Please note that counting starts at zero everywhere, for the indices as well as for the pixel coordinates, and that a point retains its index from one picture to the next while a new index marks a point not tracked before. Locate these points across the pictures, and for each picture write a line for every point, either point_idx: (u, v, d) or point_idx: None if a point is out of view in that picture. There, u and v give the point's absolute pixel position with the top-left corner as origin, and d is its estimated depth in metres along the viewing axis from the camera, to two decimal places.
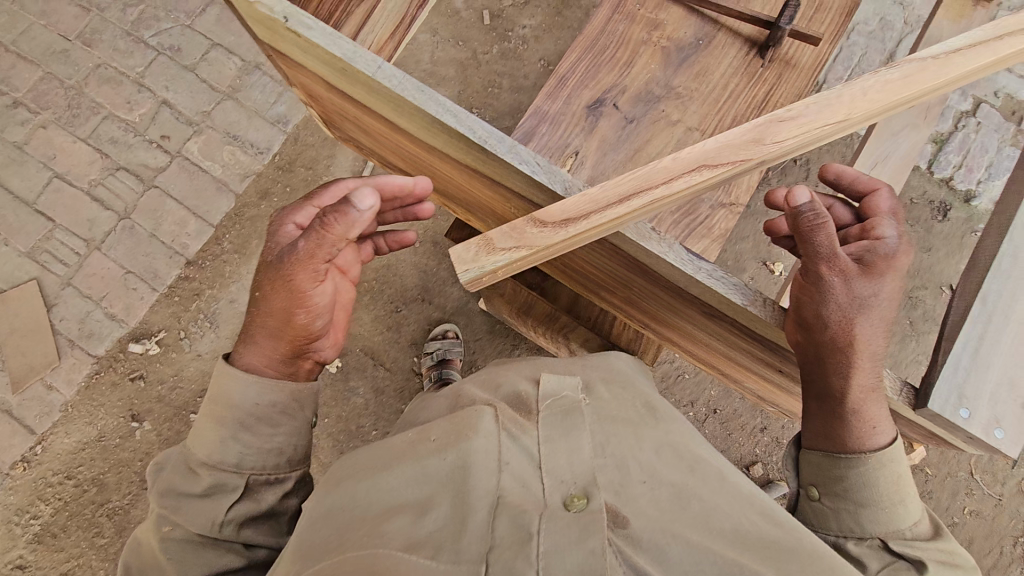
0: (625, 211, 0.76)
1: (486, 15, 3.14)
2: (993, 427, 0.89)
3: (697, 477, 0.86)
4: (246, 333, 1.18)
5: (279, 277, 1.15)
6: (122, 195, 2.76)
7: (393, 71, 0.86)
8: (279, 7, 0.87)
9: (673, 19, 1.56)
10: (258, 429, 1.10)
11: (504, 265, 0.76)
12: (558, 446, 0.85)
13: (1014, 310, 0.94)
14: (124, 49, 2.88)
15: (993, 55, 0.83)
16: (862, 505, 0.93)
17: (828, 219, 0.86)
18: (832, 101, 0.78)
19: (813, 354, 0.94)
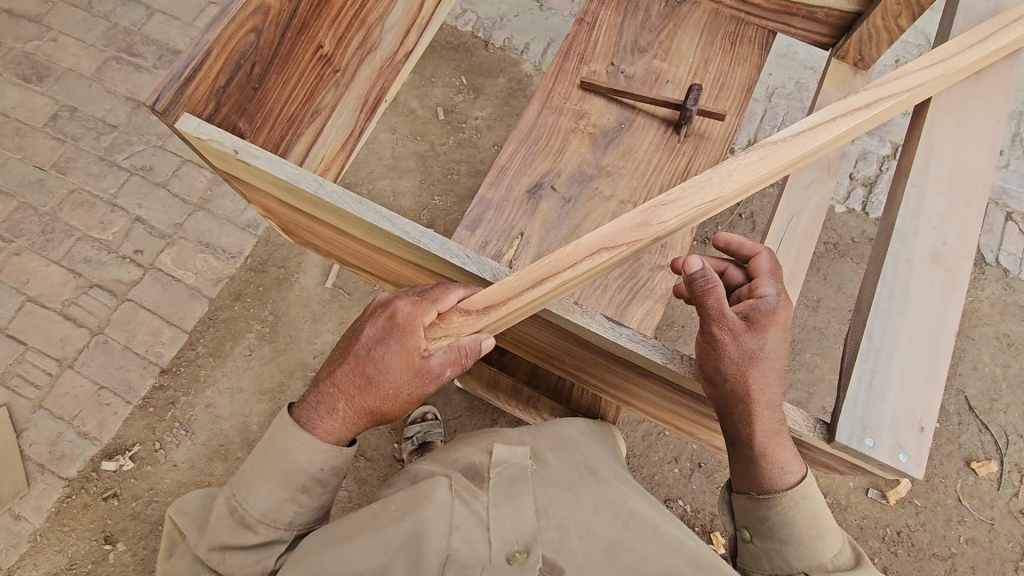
0: (536, 296, 0.90)
1: (441, 111, 3.40)
2: (897, 452, 0.97)
3: (630, 530, 0.98)
4: (324, 391, 1.04)
5: (402, 386, 0.99)
6: (96, 311, 2.80)
7: (333, 188, 0.98)
8: (229, 141, 1.00)
9: (596, 108, 1.75)
10: (313, 490, 1.05)
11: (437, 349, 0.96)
12: (504, 510, 0.98)
13: (898, 342, 1.04)
14: (98, 174, 3.04)
15: (826, 135, 1.06)
16: (785, 543, 1.01)
17: (717, 283, 0.97)
18: (702, 184, 0.99)
19: (721, 404, 1.00)
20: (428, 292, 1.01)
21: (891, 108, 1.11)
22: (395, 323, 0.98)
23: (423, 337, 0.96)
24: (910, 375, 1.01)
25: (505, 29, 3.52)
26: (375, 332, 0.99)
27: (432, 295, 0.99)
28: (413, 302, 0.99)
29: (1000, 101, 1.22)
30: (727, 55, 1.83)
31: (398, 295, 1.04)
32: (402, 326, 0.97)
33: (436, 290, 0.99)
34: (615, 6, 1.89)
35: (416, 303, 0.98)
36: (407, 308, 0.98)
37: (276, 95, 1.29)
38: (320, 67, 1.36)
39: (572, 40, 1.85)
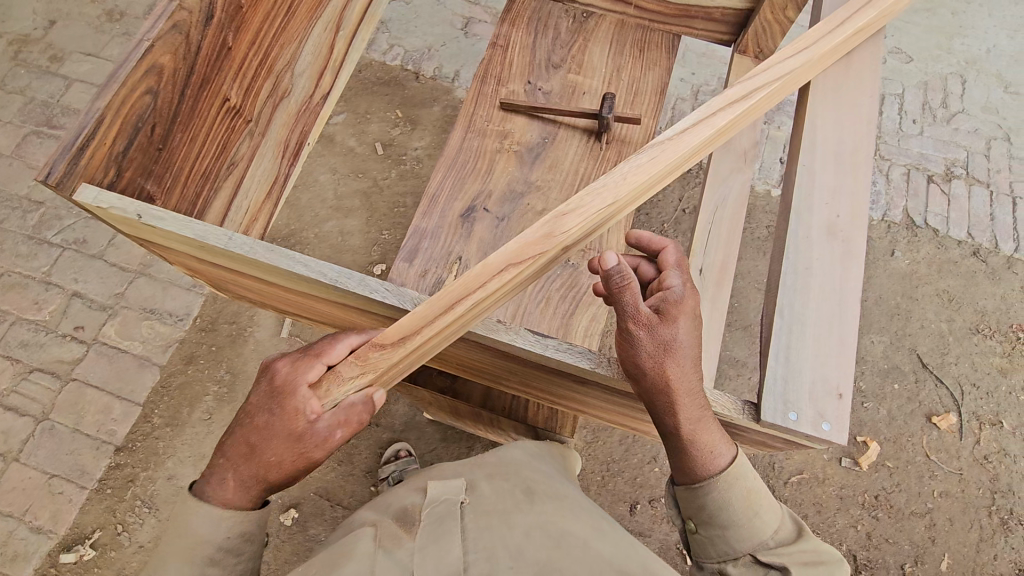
0: (446, 321, 0.92)
1: (379, 146, 3.42)
2: (819, 422, 1.02)
3: (561, 550, 0.97)
4: (217, 461, 1.01)
5: (294, 448, 0.97)
6: (39, 396, 2.67)
7: (243, 240, 0.97)
8: (131, 206, 0.98)
9: (519, 126, 1.79)
10: (224, 561, 1.01)
11: (354, 390, 0.96)
12: (428, 552, 0.97)
13: (807, 315, 1.08)
14: (27, 253, 2.93)
15: (713, 128, 1.11)
16: (726, 527, 1.03)
17: (631, 280, 0.98)
18: (602, 189, 1.02)
19: (646, 398, 1.03)
20: (310, 349, 1.01)
21: (760, 99, 1.17)
22: (281, 382, 0.97)
23: (305, 396, 0.95)
24: (822, 344, 1.06)
25: (433, 59, 3.58)
26: (261, 395, 0.99)
27: (313, 350, 1.00)
28: (295, 362, 0.98)
29: (870, 79, 1.31)
30: (637, 61, 1.91)
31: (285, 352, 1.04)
32: (284, 385, 0.97)
33: (317, 346, 1.00)
34: (525, 27, 1.95)
35: (298, 360, 0.99)
36: (288, 367, 0.98)
37: (185, 153, 1.27)
38: (231, 120, 1.36)
39: (488, 63, 1.90)
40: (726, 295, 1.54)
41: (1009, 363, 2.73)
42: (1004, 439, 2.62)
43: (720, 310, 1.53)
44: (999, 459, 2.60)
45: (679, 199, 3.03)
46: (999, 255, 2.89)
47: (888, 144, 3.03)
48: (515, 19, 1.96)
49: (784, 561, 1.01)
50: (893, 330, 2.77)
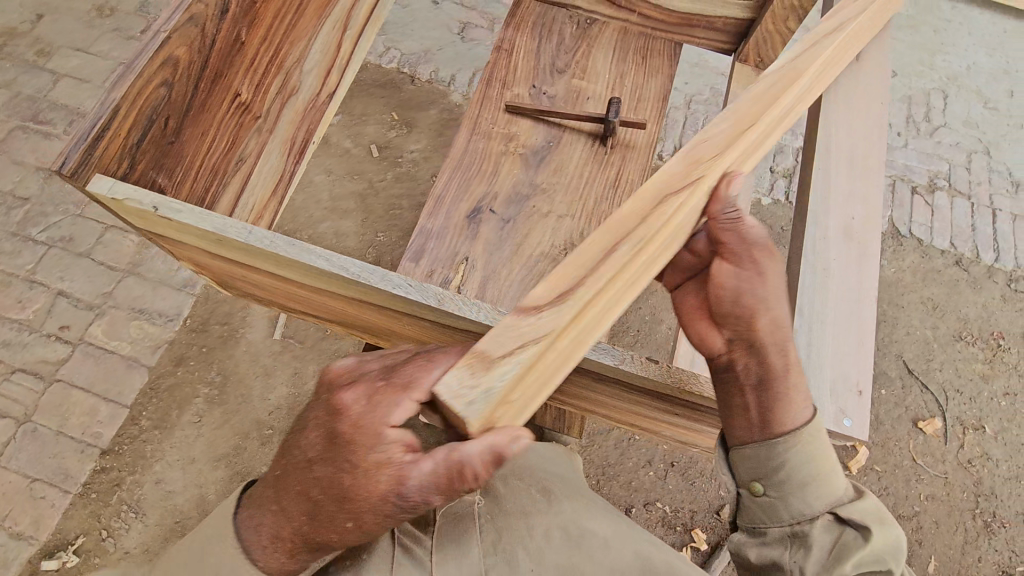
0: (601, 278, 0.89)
1: (375, 148, 3.41)
2: (841, 418, 1.05)
3: (580, 553, 1.02)
4: (262, 492, 0.93)
5: (351, 515, 0.84)
6: (21, 397, 2.59)
7: (263, 234, 0.96)
8: (147, 198, 0.97)
9: (524, 129, 1.80)
10: None
11: (513, 372, 0.78)
12: (448, 556, 1.00)
13: (826, 313, 1.12)
14: (11, 250, 2.85)
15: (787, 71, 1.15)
16: (806, 483, 1.10)
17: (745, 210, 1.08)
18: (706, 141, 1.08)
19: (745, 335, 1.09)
20: (383, 378, 0.85)
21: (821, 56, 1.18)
22: (339, 421, 0.84)
23: (389, 441, 0.81)
24: (841, 343, 1.10)
25: (430, 62, 3.58)
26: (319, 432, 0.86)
27: (385, 383, 0.84)
28: (369, 394, 0.84)
29: (873, 79, 1.36)
30: (640, 68, 1.93)
31: (355, 373, 0.89)
32: (343, 434, 0.82)
33: (396, 378, 0.83)
34: (530, 31, 1.96)
35: (363, 397, 0.84)
36: (348, 404, 0.84)
37: (196, 148, 1.27)
38: (239, 116, 1.35)
39: (493, 67, 1.91)
40: None
41: (991, 370, 2.80)
42: (987, 444, 2.69)
43: None
44: (982, 463, 2.66)
45: None
46: (981, 264, 2.98)
47: None
48: (519, 24, 1.98)
49: (863, 520, 1.08)
50: (881, 337, 2.83)
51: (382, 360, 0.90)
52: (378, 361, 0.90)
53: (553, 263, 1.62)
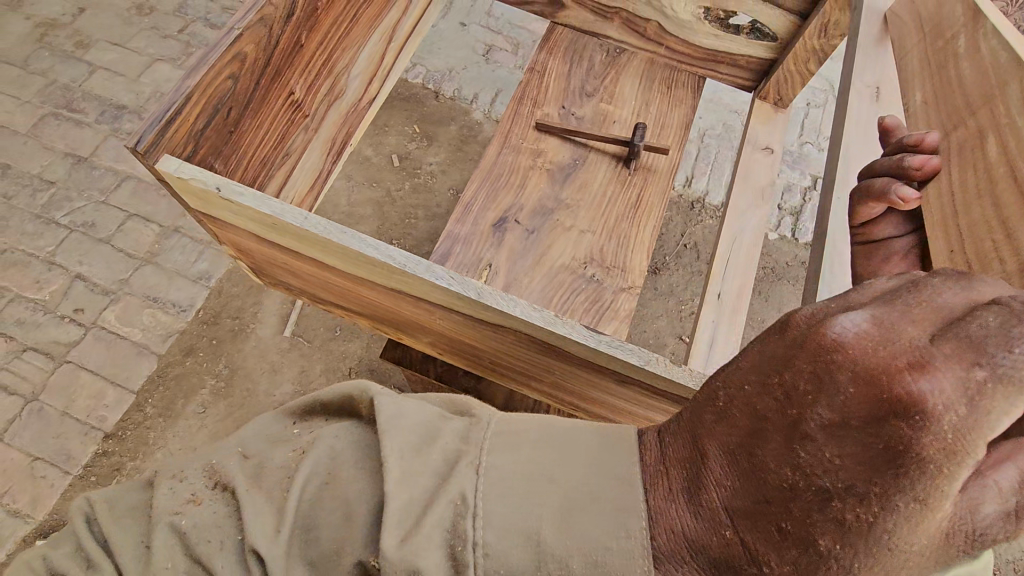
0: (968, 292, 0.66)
1: (395, 158, 3.49)
2: None
3: None
4: (674, 470, 0.71)
5: (841, 541, 0.58)
6: (30, 376, 2.61)
7: (318, 221, 1.02)
8: (212, 181, 1.04)
9: (551, 147, 1.88)
10: None
11: None
12: None
13: None
14: (33, 231, 2.90)
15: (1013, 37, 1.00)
16: None
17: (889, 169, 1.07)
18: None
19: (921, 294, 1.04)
20: (913, 342, 0.58)
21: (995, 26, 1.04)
22: (827, 400, 0.59)
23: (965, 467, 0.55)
24: None
25: (453, 80, 3.70)
26: (776, 408, 0.63)
27: (929, 357, 0.56)
28: (889, 372, 0.56)
29: None
30: (665, 97, 2.03)
31: (854, 325, 0.60)
32: (916, 423, 0.54)
33: (968, 338, 0.56)
34: (561, 56, 2.06)
35: (897, 370, 0.56)
36: (898, 374, 0.56)
37: (250, 138, 1.30)
38: (291, 113, 1.41)
39: (525, 86, 1.99)
40: (743, 319, 1.61)
41: None
42: None
43: (736, 332, 1.59)
44: None
45: (681, 233, 3.15)
46: None
47: None
48: (552, 48, 2.07)
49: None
50: None
51: (896, 312, 0.61)
52: (884, 312, 0.61)
53: (572, 275, 1.67)
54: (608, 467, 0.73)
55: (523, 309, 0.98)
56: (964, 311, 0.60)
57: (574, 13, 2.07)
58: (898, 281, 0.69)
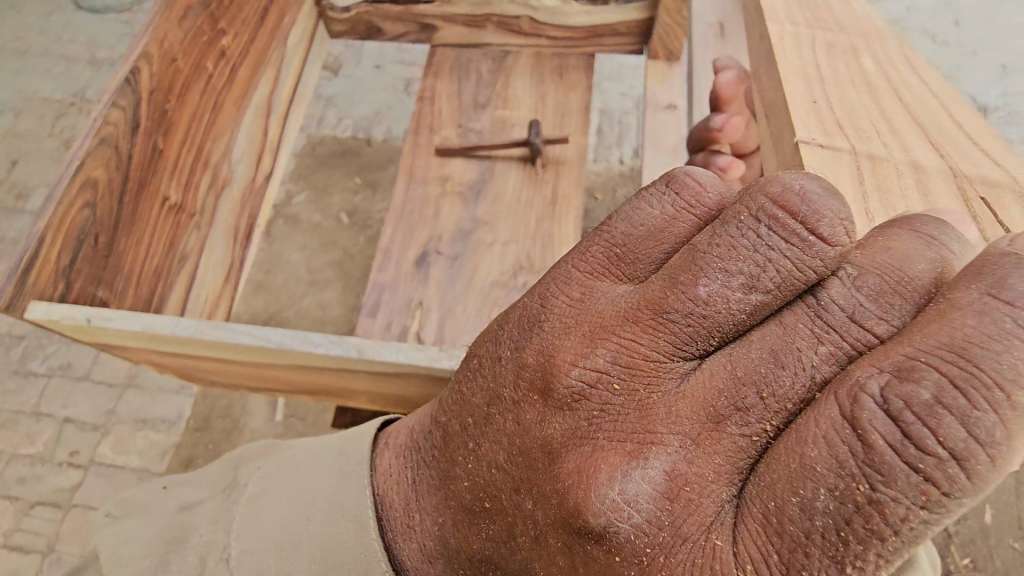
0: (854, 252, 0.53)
1: (344, 215, 3.46)
2: None
3: None
4: (425, 515, 0.75)
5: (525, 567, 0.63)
6: (43, 529, 2.63)
7: (188, 323, 1.01)
8: (80, 313, 1.05)
9: (457, 168, 1.85)
10: None
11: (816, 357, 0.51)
12: None
13: None
14: (14, 387, 2.92)
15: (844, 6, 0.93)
16: None
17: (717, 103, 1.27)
18: (798, 34, 0.87)
19: None
20: (631, 425, 0.55)
21: None
22: (537, 501, 0.59)
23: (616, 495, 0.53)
24: None
25: (382, 124, 3.69)
26: (507, 490, 0.63)
27: (642, 447, 0.54)
28: (589, 468, 0.55)
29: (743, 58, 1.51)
30: (559, 86, 1.99)
31: (575, 394, 0.58)
32: (610, 548, 0.54)
33: (698, 395, 0.53)
34: (448, 75, 2.04)
35: (594, 478, 0.54)
36: (597, 481, 0.54)
37: (133, 256, 1.32)
38: (174, 217, 1.41)
39: (419, 116, 1.97)
40: None
41: None
42: None
43: None
44: None
45: None
46: None
47: None
48: (437, 70, 2.05)
49: None
50: None
51: (613, 362, 0.57)
52: (605, 365, 0.57)
53: (504, 289, 1.64)
54: (337, 518, 0.80)
55: (407, 353, 0.96)
56: (693, 337, 0.54)
57: (450, 30, 2.04)
58: (646, 235, 0.60)
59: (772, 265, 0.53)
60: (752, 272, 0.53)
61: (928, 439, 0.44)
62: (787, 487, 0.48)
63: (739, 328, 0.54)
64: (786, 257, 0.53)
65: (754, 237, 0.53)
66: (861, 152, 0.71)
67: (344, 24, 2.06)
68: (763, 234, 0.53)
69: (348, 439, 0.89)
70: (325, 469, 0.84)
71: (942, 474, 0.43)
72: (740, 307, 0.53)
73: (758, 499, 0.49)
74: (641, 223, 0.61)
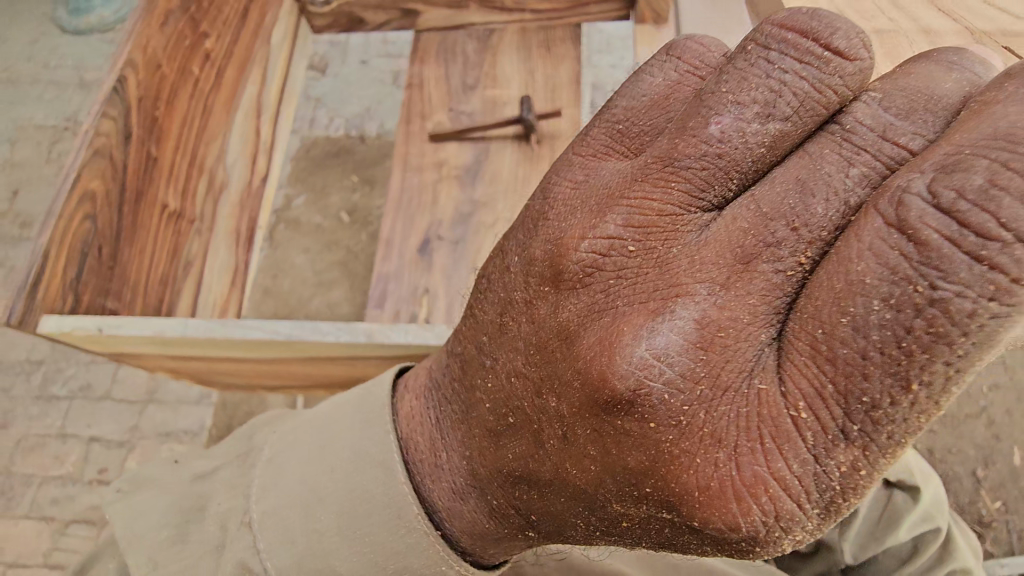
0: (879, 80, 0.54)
1: (344, 215, 3.44)
2: None
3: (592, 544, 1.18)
4: (452, 452, 0.77)
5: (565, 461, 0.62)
6: (80, 547, 2.68)
7: (197, 324, 1.01)
8: (91, 322, 1.05)
9: (451, 152, 1.83)
10: None
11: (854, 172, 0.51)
12: None
13: None
14: (37, 412, 2.96)
15: None
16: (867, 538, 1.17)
17: None
18: None
19: None
20: (653, 284, 0.55)
21: None
22: (560, 388, 0.60)
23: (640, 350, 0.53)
24: None
25: (374, 119, 3.68)
26: (530, 387, 0.63)
27: (667, 302, 0.54)
28: (607, 336, 0.56)
29: None
30: (547, 59, 1.96)
31: (586, 267, 0.59)
32: (644, 415, 0.54)
33: (724, 239, 0.53)
34: (434, 60, 2.01)
35: (618, 341, 0.55)
36: (622, 342, 0.54)
37: (137, 266, 1.32)
38: (175, 224, 1.42)
39: (409, 104, 1.94)
40: None
41: None
42: None
43: None
44: None
45: None
46: None
47: None
48: (422, 56, 2.02)
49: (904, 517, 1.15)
50: None
51: (625, 224, 0.57)
52: (616, 231, 0.58)
53: None
54: (363, 467, 0.79)
55: (414, 334, 0.96)
56: (709, 184, 0.55)
57: (432, 14, 2.01)
58: (651, 105, 0.62)
59: (786, 90, 0.53)
60: (767, 100, 0.53)
61: (987, 224, 0.42)
62: (834, 310, 0.47)
63: (761, 169, 0.55)
64: (799, 78, 0.53)
65: (766, 65, 0.54)
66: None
67: (325, 18, 2.04)
68: (774, 59, 0.54)
69: (369, 391, 0.88)
70: (348, 420, 0.84)
71: (1009, 258, 0.41)
72: (757, 141, 0.54)
73: (803, 333, 0.49)
74: (645, 93, 0.62)
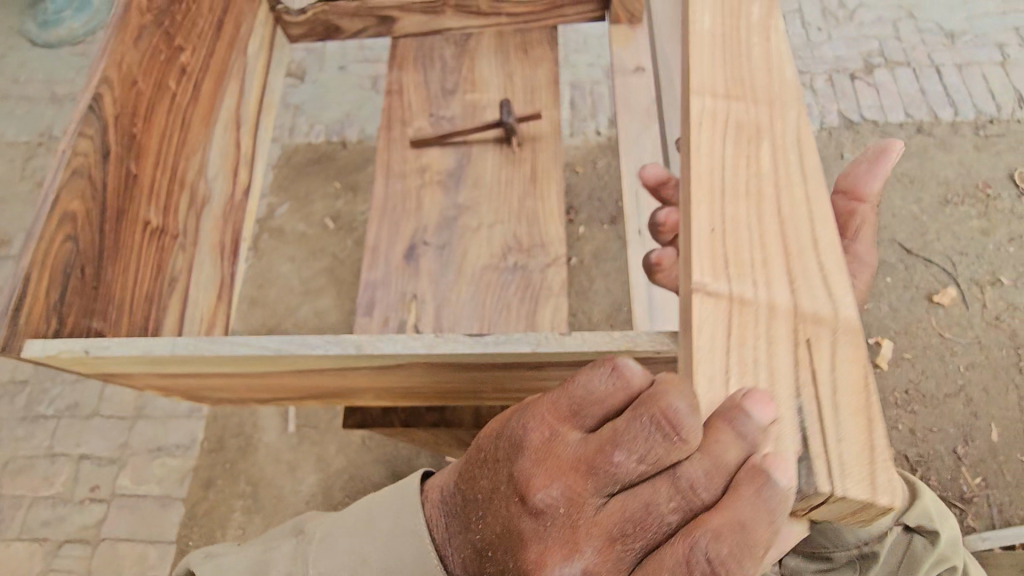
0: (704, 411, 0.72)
1: (329, 221, 3.43)
2: None
3: None
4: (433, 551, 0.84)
5: None
6: (75, 567, 2.66)
7: (185, 342, 1.01)
8: (77, 345, 1.04)
9: (434, 157, 1.84)
10: None
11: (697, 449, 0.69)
12: None
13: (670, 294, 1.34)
14: (23, 433, 2.92)
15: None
16: None
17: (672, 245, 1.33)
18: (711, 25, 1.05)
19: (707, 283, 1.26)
20: (574, 534, 0.69)
21: None
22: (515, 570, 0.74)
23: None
24: None
25: (355, 125, 3.66)
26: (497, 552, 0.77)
27: (575, 555, 0.68)
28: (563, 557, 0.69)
29: None
30: (525, 62, 1.98)
31: (541, 506, 0.70)
32: None
33: (615, 520, 0.68)
34: (412, 66, 2.01)
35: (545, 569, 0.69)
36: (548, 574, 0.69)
37: (121, 284, 1.31)
38: (158, 240, 1.41)
39: (389, 111, 1.95)
40: None
41: (989, 223, 2.73)
42: (1009, 295, 2.60)
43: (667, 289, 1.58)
44: (1011, 316, 2.56)
45: None
46: (944, 123, 2.94)
47: (801, 58, 3.14)
48: (401, 62, 2.02)
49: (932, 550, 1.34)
50: None
51: (564, 494, 0.69)
52: (557, 494, 0.70)
53: (496, 272, 1.64)
54: (404, 538, 0.86)
55: (403, 344, 0.97)
56: (609, 487, 0.69)
57: (408, 20, 2.02)
58: (594, 402, 0.71)
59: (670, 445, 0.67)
60: (654, 452, 0.68)
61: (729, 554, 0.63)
62: None
63: (640, 478, 0.69)
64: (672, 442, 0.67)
65: (653, 431, 0.67)
66: (735, 295, 0.81)
67: (301, 27, 2.03)
68: (659, 424, 0.67)
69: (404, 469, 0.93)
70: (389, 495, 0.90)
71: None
72: (640, 469, 0.68)
73: None
74: (586, 394, 0.71)
